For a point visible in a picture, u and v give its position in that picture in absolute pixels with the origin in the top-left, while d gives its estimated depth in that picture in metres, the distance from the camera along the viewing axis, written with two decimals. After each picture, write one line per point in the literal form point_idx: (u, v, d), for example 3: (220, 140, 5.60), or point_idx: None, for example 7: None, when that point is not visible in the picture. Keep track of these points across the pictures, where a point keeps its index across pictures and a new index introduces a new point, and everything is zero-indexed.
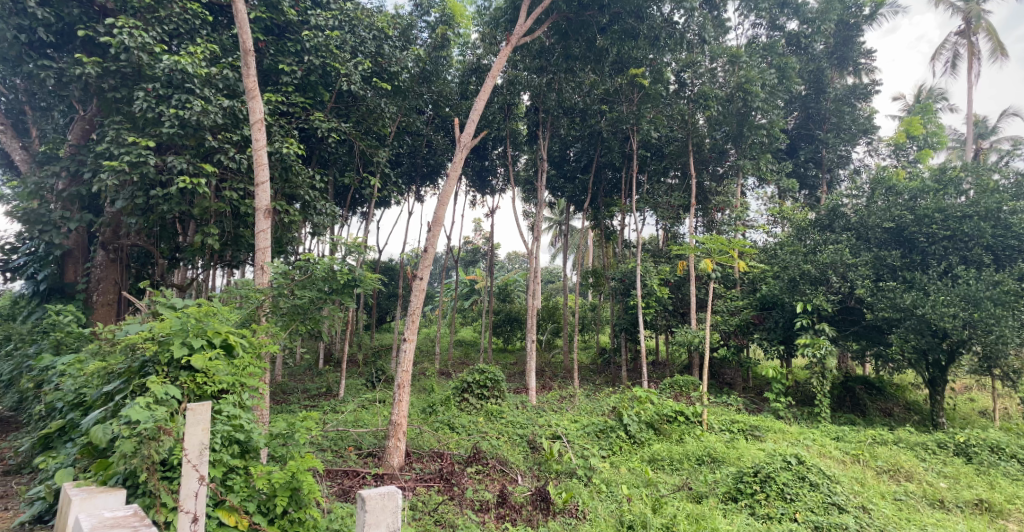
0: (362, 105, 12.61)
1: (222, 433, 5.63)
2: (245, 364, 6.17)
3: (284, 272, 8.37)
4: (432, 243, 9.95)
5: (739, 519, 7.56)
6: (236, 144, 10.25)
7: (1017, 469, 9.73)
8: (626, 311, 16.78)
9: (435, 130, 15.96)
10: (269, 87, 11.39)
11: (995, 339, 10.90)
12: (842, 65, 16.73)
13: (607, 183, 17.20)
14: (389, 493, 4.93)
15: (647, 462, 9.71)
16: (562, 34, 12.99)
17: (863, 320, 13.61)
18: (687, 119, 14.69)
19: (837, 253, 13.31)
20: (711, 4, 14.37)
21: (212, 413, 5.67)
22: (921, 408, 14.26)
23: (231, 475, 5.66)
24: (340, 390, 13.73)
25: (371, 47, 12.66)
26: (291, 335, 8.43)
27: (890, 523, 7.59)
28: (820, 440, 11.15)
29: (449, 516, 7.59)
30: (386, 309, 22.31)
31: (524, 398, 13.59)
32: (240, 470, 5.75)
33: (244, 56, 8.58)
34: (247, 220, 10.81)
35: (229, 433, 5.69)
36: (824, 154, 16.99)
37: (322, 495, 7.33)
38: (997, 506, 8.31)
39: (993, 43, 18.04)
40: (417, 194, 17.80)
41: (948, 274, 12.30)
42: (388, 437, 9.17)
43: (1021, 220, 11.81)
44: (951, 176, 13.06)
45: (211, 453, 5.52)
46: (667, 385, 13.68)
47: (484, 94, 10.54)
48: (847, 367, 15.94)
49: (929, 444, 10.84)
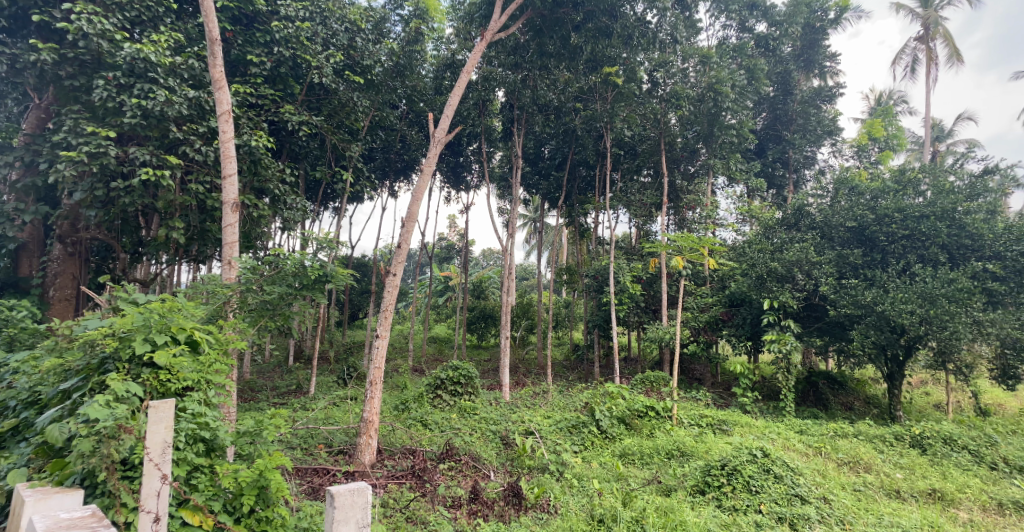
0: (333, 99, 12.49)
1: (187, 431, 5.53)
2: (211, 361, 6.04)
3: (252, 268, 8.22)
4: (405, 239, 9.87)
5: (706, 512, 7.68)
6: (203, 136, 10.04)
7: (968, 460, 10.12)
8: (600, 308, 16.90)
9: (409, 125, 15.78)
10: (237, 79, 11.20)
11: (949, 335, 11.28)
12: (809, 68, 17.12)
13: (582, 180, 17.33)
14: (359, 489, 4.90)
15: (618, 456, 9.83)
16: (536, 30, 13.02)
17: (826, 317, 14.01)
18: (660, 118, 14.65)
19: (803, 251, 13.63)
20: (682, 5, 14.51)
21: (176, 411, 5.55)
22: (880, 402, 14.73)
23: (196, 473, 5.55)
24: (311, 388, 13.55)
25: (343, 40, 12.50)
26: (260, 332, 8.29)
27: (850, 514, 7.84)
28: (785, 433, 11.42)
29: (420, 512, 7.56)
30: (359, 306, 22.09)
31: (497, 394, 13.60)
32: (206, 468, 5.64)
33: (211, 46, 8.38)
34: (214, 214, 10.59)
35: (194, 431, 5.58)
36: (791, 154, 17.40)
37: (291, 492, 7.24)
38: (949, 495, 8.63)
39: (949, 49, 18.66)
40: (391, 190, 17.68)
41: (906, 272, 12.73)
42: (360, 435, 9.09)
43: (974, 220, 12.24)
44: (910, 177, 13.45)
45: (175, 451, 5.43)
46: (639, 381, 13.80)
47: (458, 89, 10.40)
48: (811, 363, 16.40)
49: (887, 436, 11.22)
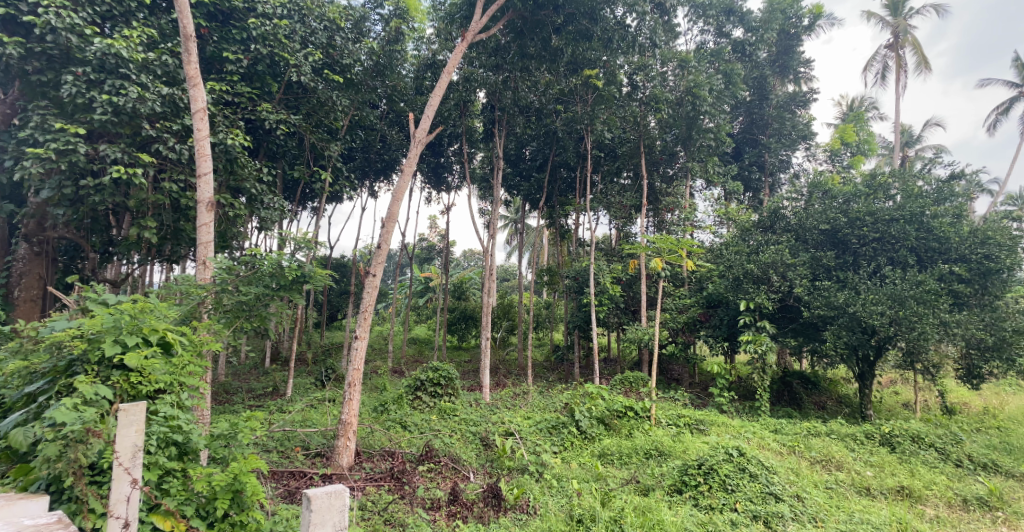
0: (312, 97, 12.39)
1: (158, 434, 5.44)
2: (184, 363, 5.93)
3: (228, 268, 8.11)
4: (385, 239, 9.81)
5: (683, 511, 7.76)
6: (177, 134, 9.88)
7: (935, 458, 10.39)
8: (580, 308, 16.96)
9: (389, 124, 15.66)
10: (212, 76, 11.05)
11: (917, 336, 11.57)
12: (784, 73, 17.52)
13: (562, 182, 17.38)
14: (336, 492, 4.87)
15: (597, 457, 9.90)
16: (517, 32, 13.06)
17: (800, 318, 14.26)
18: (639, 121, 14.77)
19: (778, 253, 13.85)
20: (661, 10, 14.67)
21: (147, 414, 5.46)
22: (851, 401, 15.03)
23: (168, 478, 5.45)
24: (287, 390, 13.40)
25: (322, 38, 12.39)
26: (235, 333, 8.16)
27: (822, 511, 8.00)
28: (760, 433, 11.60)
29: (398, 515, 7.53)
30: (338, 307, 21.89)
31: (478, 395, 13.58)
32: (178, 472, 5.54)
33: (185, 42, 8.24)
34: (188, 213, 10.41)
35: (166, 434, 5.49)
36: (767, 158, 17.67)
37: (266, 496, 7.14)
38: (917, 492, 8.83)
39: (918, 56, 19.14)
40: (371, 190, 17.56)
41: (877, 274, 13.04)
42: (338, 437, 9.01)
43: (941, 224, 12.57)
44: (881, 181, 13.75)
45: (146, 455, 5.34)
46: (618, 382, 13.88)
47: (438, 89, 10.34)
48: (786, 363, 16.68)
49: (858, 434, 11.46)
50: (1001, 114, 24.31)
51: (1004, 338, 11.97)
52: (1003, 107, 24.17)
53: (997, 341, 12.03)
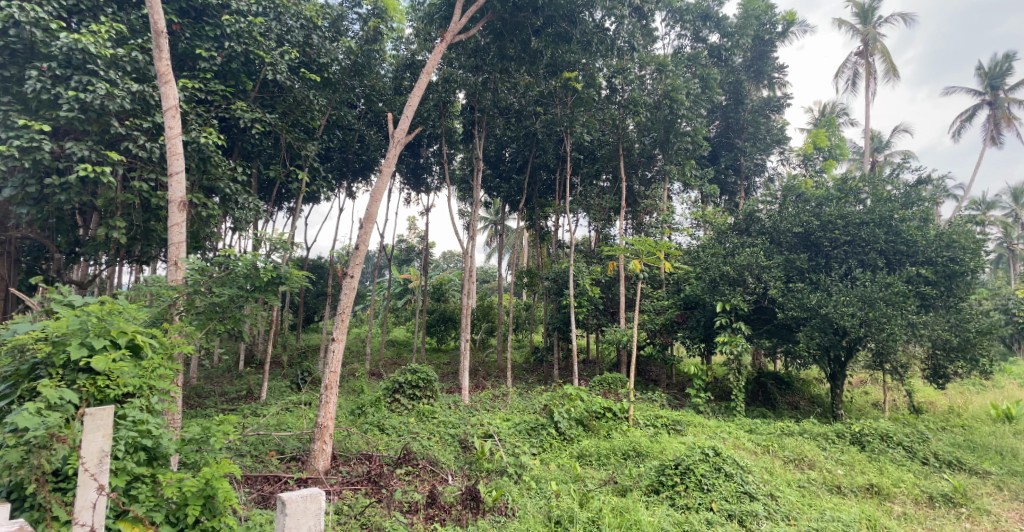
0: (288, 96, 12.26)
1: (126, 439, 5.31)
2: (154, 366, 5.78)
3: (201, 269, 7.94)
4: (363, 240, 9.73)
5: (661, 511, 7.81)
6: (147, 132, 9.67)
7: (903, 456, 10.63)
8: (559, 310, 16.97)
9: (367, 125, 15.51)
10: (185, 73, 10.84)
11: (887, 337, 11.85)
12: (759, 79, 17.84)
13: (542, 184, 17.41)
14: (311, 495, 4.89)
15: (576, 458, 9.91)
16: (496, 33, 12.94)
17: (774, 319, 14.51)
18: (618, 124, 14.88)
19: (753, 255, 14.04)
20: (639, 14, 14.81)
21: (114, 418, 5.33)
22: (823, 401, 15.31)
23: (136, 484, 5.31)
24: (262, 393, 13.19)
25: (299, 36, 12.24)
26: (208, 336, 8.00)
27: (795, 509, 8.13)
28: (735, 432, 11.75)
29: (375, 519, 7.46)
30: (315, 309, 21.61)
31: (457, 397, 13.52)
32: (147, 478, 5.39)
33: (156, 38, 8.07)
34: (159, 213, 10.18)
35: (134, 439, 5.36)
36: (742, 162, 17.93)
37: (239, 501, 7.01)
38: (885, 490, 9.03)
39: (887, 64, 19.62)
40: (349, 190, 17.39)
41: (848, 276, 13.33)
42: (313, 440, 8.89)
43: (909, 227, 12.92)
44: (852, 185, 14.04)
45: (114, 461, 5.22)
46: (596, 383, 13.93)
47: (417, 90, 10.27)
48: (760, 363, 16.93)
49: (829, 433, 11.70)
50: (966, 121, 25.03)
51: (969, 338, 12.32)
52: (967, 114, 24.88)
53: (962, 341, 12.39)
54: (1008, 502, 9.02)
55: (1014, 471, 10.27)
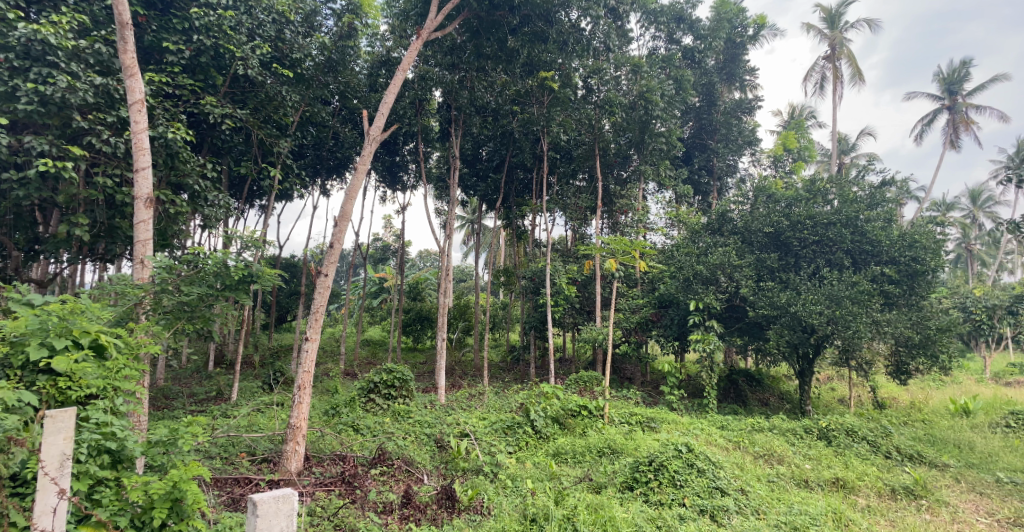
0: (260, 92, 11.99)
1: (89, 442, 5.17)
2: (119, 366, 5.63)
3: (168, 267, 7.76)
4: (338, 239, 9.61)
5: (634, 507, 7.92)
6: (112, 126, 9.40)
7: (867, 450, 10.97)
8: (536, 309, 17.04)
9: (342, 122, 15.32)
10: (151, 67, 10.58)
11: (852, 334, 12.22)
12: (731, 81, 18.18)
13: (518, 183, 17.43)
14: (283, 497, 5.14)
15: (551, 456, 9.98)
16: (473, 32, 12.93)
17: (745, 317, 14.82)
18: (594, 124, 14.99)
19: (725, 254, 14.29)
20: (615, 15, 14.94)
21: (76, 421, 5.18)
22: (792, 397, 15.71)
23: (99, 488, 5.18)
24: (232, 394, 12.94)
25: (270, 31, 12.01)
26: (176, 336, 7.83)
27: (764, 503, 8.36)
28: (707, 429, 11.97)
29: (350, 519, 7.41)
30: (287, 308, 21.26)
31: (433, 397, 13.46)
32: (111, 481, 5.27)
33: (121, 30, 7.85)
34: (124, 209, 9.90)
35: (98, 442, 5.22)
36: (715, 162, 18.25)
37: (208, 504, 6.89)
38: (850, 483, 9.32)
39: (853, 68, 20.17)
40: (322, 188, 17.14)
41: (815, 275, 13.71)
42: (286, 441, 8.76)
43: (874, 227, 13.33)
44: (820, 186, 14.38)
45: (76, 465, 5.08)
46: (572, 381, 14.03)
47: (394, 86, 10.15)
48: (732, 361, 17.26)
49: (797, 429, 12.01)
50: (926, 125, 25.87)
51: (929, 335, 12.75)
52: (928, 119, 25.74)
53: (923, 338, 12.81)
54: (965, 493, 9.39)
55: (970, 463, 10.71)
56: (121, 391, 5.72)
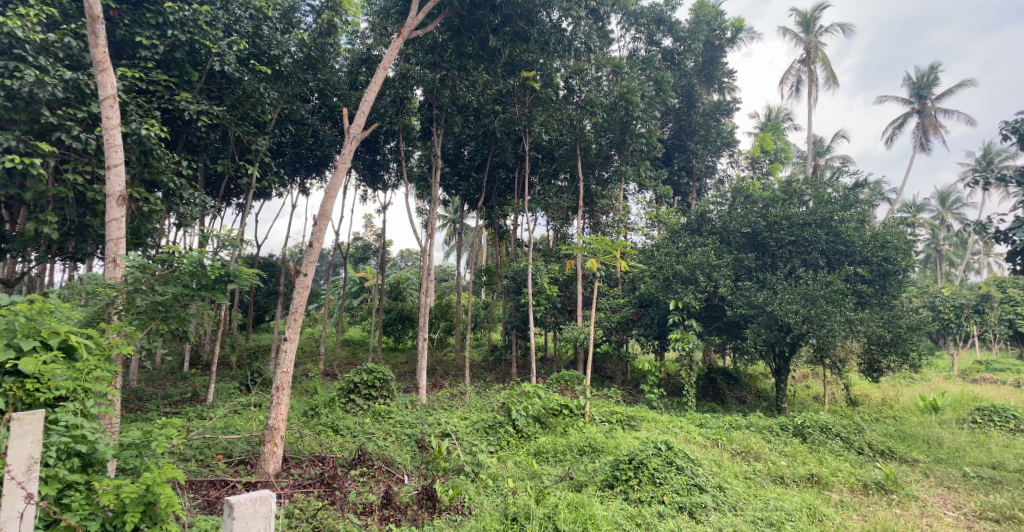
0: (237, 88, 11.82)
1: (58, 445, 5.05)
2: (90, 367, 5.49)
3: (142, 266, 7.61)
4: (318, 238, 9.51)
5: (614, 505, 7.99)
6: (82, 122, 9.18)
7: (840, 446, 11.22)
8: (518, 309, 17.05)
9: (322, 120, 15.16)
10: (124, 62, 10.37)
11: (827, 332, 12.48)
12: (709, 83, 18.43)
13: (500, 183, 17.41)
14: (261, 499, 5.14)
15: (532, 455, 9.99)
16: (454, 30, 12.91)
17: (724, 317, 15.03)
18: (575, 124, 15.05)
19: (704, 255, 14.48)
20: (596, 16, 15.02)
21: (45, 424, 5.06)
22: (768, 395, 16.01)
23: (69, 492, 5.08)
24: (208, 395, 12.71)
25: (247, 27, 11.80)
26: (150, 336, 7.67)
27: (741, 500, 8.50)
28: (686, 427, 12.12)
29: (328, 521, 7.36)
30: (265, 308, 20.95)
31: (414, 397, 13.39)
32: (82, 485, 5.15)
33: (91, 24, 7.66)
34: (95, 207, 9.66)
35: (68, 445, 5.10)
36: (695, 164, 18.48)
37: (182, 508, 6.78)
38: (824, 479, 9.53)
39: (827, 72, 20.59)
40: (302, 186, 16.94)
41: (791, 275, 13.97)
42: (264, 443, 8.65)
43: (848, 228, 13.64)
44: (796, 188, 14.74)
45: (45, 468, 4.98)
46: (554, 380, 14.09)
47: (375, 85, 10.07)
48: (710, 359, 17.49)
49: (774, 426, 12.22)
50: (897, 128, 26.51)
51: (900, 334, 13.04)
52: (898, 122, 26.37)
53: (894, 337, 13.12)
54: (934, 487, 9.66)
55: (939, 458, 11.01)
56: (92, 392, 5.58)
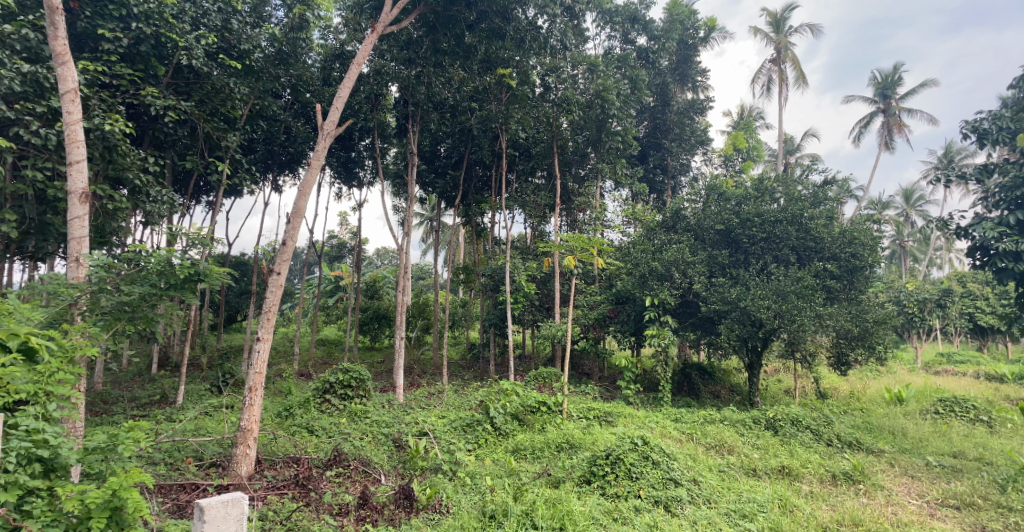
0: (206, 83, 11.53)
1: (19, 450, 4.85)
2: (52, 370, 5.31)
3: (106, 265, 7.37)
4: (291, 236, 9.35)
5: (592, 500, 8.04)
6: (41, 117, 8.85)
7: (810, 439, 11.49)
8: (496, 306, 17.04)
9: (294, 116, 14.92)
10: (86, 55, 10.04)
11: (798, 327, 12.73)
12: (683, 81, 18.63)
13: (477, 180, 17.34)
14: (233, 500, 5.34)
15: (511, 452, 10.01)
16: (429, 27, 12.79)
17: (698, 313, 15.26)
18: (552, 122, 15.12)
19: (679, 252, 14.67)
20: (571, 14, 15.07)
21: (4, 428, 4.87)
22: (742, 390, 16.29)
23: (30, 498, 4.87)
24: (178, 398, 12.40)
25: (216, 20, 11.52)
26: (116, 338, 7.44)
27: (715, 493, 8.63)
28: (662, 422, 12.25)
29: (303, 523, 7.26)
30: (237, 307, 20.55)
31: (391, 396, 13.25)
32: (44, 491, 4.96)
33: (50, 15, 7.37)
34: (56, 205, 9.32)
35: (29, 450, 4.91)
36: (670, 162, 18.70)
37: (150, 512, 6.62)
38: (795, 471, 9.75)
39: (797, 72, 21.00)
40: (274, 183, 16.62)
41: (763, 271, 14.23)
42: (236, 444, 8.48)
43: (817, 225, 13.92)
44: (767, 185, 14.99)
45: (3, 475, 4.77)
46: (532, 378, 14.12)
47: (349, 81, 9.89)
48: (685, 355, 17.74)
49: (747, 420, 12.44)
50: (863, 127, 27.16)
51: (867, 328, 13.42)
52: (864, 121, 27.04)
53: (862, 331, 13.48)
54: (899, 477, 9.96)
55: (903, 448, 11.35)
56: (55, 395, 5.39)
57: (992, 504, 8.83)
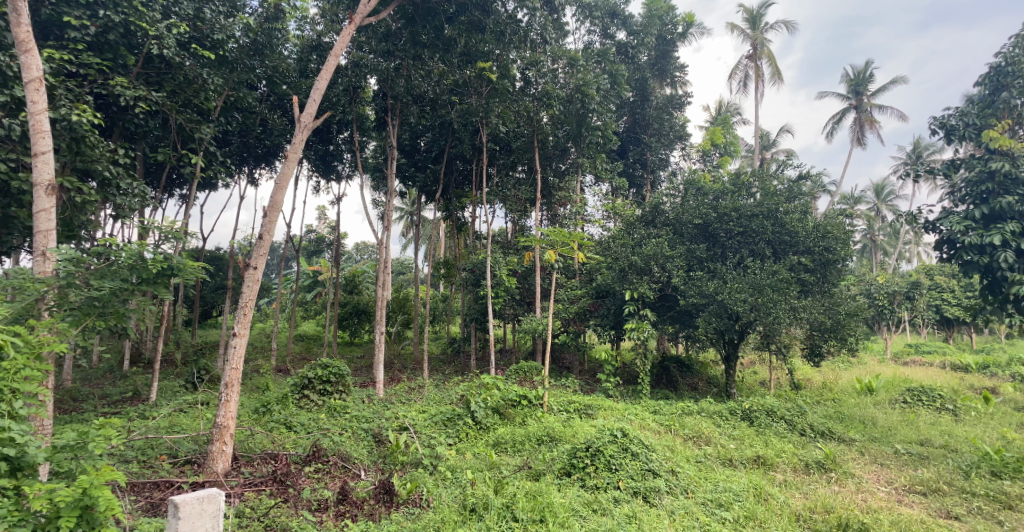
0: (177, 74, 11.26)
1: None
2: (18, 367, 5.17)
3: (75, 260, 7.16)
4: (268, 230, 9.20)
5: (571, 492, 8.11)
6: (4, 106, 8.58)
7: (784, 428, 11.74)
8: (476, 301, 17.01)
9: (270, 108, 14.66)
10: (52, 43, 9.75)
11: (773, 319, 12.99)
12: (662, 77, 18.72)
13: (458, 174, 17.26)
14: (208, 497, 5.28)
15: (491, 446, 10.03)
16: (408, 18, 12.64)
17: (677, 306, 15.46)
18: (532, 116, 15.14)
19: (658, 246, 14.83)
20: (550, 8, 15.01)
21: None
22: (718, 381, 16.55)
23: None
24: (151, 394, 12.15)
25: (188, 9, 11.24)
26: (86, 334, 7.25)
27: (692, 483, 8.77)
28: (641, 414, 12.40)
29: (281, 519, 7.20)
30: (212, 302, 20.19)
31: (370, 391, 13.17)
32: (10, 491, 4.83)
33: (13, 1, 7.12)
34: (22, 198, 9.02)
35: None
36: (649, 156, 18.84)
37: (124, 511, 6.51)
38: (769, 460, 9.96)
39: (773, 68, 21.27)
40: (250, 176, 16.32)
41: (740, 265, 14.45)
42: (212, 441, 8.35)
43: (792, 219, 14.15)
44: (744, 180, 15.20)
45: None
46: (513, 372, 14.17)
47: (326, 73, 9.69)
48: (663, 347, 17.94)
49: (724, 411, 12.67)
50: (836, 123, 27.65)
51: (839, 320, 13.74)
52: (838, 117, 27.53)
53: (834, 323, 13.78)
54: (869, 464, 10.24)
55: (873, 437, 11.66)
56: (22, 393, 5.25)
57: (957, 489, 9.14)
